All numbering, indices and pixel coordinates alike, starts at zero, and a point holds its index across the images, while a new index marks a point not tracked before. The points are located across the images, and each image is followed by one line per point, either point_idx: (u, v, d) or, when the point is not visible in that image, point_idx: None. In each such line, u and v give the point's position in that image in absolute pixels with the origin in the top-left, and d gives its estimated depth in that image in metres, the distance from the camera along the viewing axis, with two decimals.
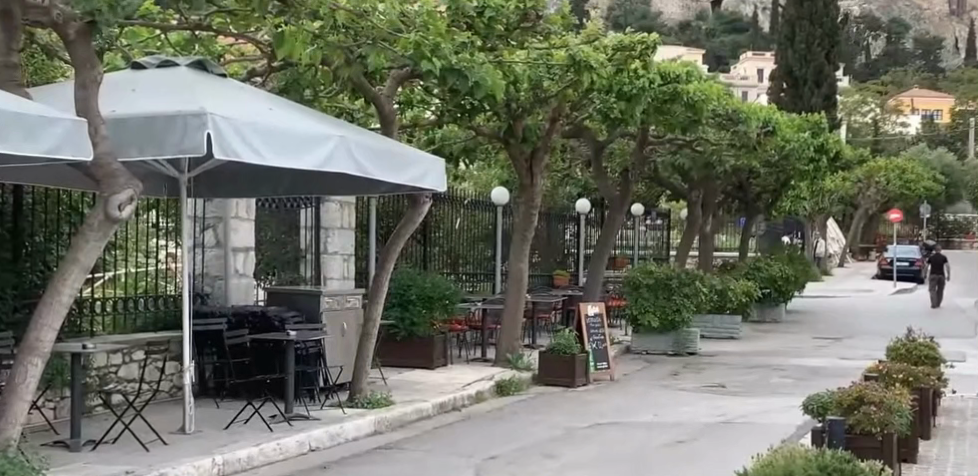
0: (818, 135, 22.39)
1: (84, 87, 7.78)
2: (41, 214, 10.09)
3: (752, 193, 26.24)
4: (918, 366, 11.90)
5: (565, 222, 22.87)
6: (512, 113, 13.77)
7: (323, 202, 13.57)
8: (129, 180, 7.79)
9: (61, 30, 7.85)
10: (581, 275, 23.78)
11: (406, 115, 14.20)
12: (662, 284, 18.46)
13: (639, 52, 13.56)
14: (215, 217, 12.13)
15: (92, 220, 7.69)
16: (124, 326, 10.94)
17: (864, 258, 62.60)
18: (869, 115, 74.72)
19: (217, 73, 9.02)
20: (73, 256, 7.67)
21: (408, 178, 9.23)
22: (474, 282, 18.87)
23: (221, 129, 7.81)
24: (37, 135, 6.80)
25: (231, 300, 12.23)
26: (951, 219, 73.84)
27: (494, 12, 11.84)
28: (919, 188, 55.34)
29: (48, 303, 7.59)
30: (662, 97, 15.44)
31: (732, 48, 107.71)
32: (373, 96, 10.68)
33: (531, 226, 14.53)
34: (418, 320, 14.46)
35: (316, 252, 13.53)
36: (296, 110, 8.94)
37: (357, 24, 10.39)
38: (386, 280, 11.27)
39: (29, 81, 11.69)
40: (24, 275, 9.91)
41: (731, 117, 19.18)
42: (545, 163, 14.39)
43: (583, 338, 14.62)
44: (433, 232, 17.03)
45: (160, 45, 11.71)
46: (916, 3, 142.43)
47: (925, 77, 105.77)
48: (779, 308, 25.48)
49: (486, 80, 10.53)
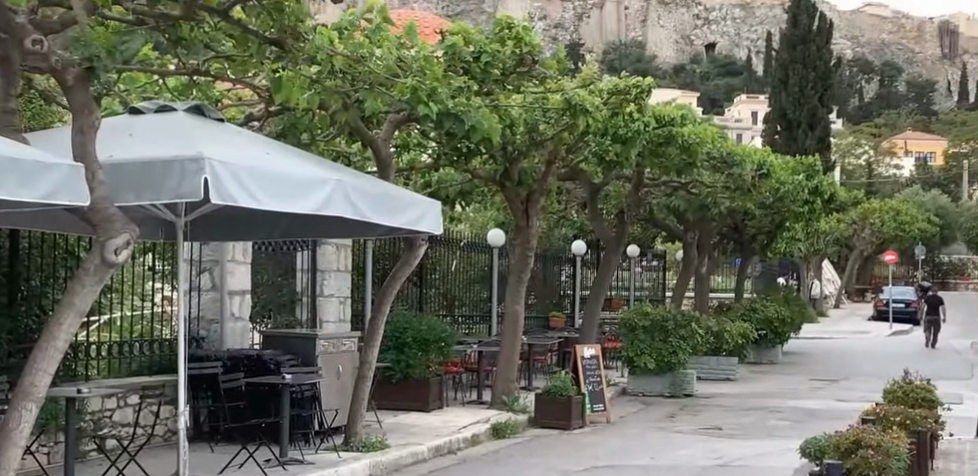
0: (813, 178, 22.46)
1: (81, 132, 7.59)
2: (37, 258, 10.15)
3: (747, 235, 26.26)
4: (916, 408, 11.90)
5: (561, 264, 22.91)
6: (509, 157, 13.81)
7: (320, 244, 13.57)
8: (126, 224, 7.50)
9: (59, 75, 7.69)
10: (577, 317, 23.78)
11: (403, 158, 14.27)
12: (659, 326, 18.49)
13: (634, 96, 13.62)
14: (212, 260, 12.13)
15: (87, 264, 7.39)
16: (119, 370, 10.96)
17: (860, 299, 62.65)
18: (862, 157, 75.27)
19: (215, 118, 9.04)
20: (69, 300, 7.35)
21: (405, 220, 9.15)
22: (470, 324, 18.87)
23: (219, 174, 7.66)
24: (32, 182, 6.66)
25: (227, 343, 12.26)
26: (946, 261, 73.99)
27: (491, 57, 11.88)
28: (912, 230, 55.65)
29: (43, 347, 7.28)
30: (658, 140, 15.51)
31: (726, 90, 108.53)
32: (370, 140, 10.70)
33: (528, 268, 14.47)
34: (414, 363, 14.43)
35: (312, 295, 13.50)
36: (293, 154, 8.87)
37: (354, 69, 10.41)
38: (382, 322, 11.14)
39: (27, 126, 11.93)
40: (19, 319, 9.93)
41: (726, 161, 19.23)
42: (541, 205, 14.45)
43: (580, 380, 14.60)
44: (429, 274, 17.05)
45: (159, 90, 11.84)
46: (909, 46, 143.60)
47: (918, 120, 106.43)
48: (775, 350, 25.59)
49: (483, 124, 10.79)
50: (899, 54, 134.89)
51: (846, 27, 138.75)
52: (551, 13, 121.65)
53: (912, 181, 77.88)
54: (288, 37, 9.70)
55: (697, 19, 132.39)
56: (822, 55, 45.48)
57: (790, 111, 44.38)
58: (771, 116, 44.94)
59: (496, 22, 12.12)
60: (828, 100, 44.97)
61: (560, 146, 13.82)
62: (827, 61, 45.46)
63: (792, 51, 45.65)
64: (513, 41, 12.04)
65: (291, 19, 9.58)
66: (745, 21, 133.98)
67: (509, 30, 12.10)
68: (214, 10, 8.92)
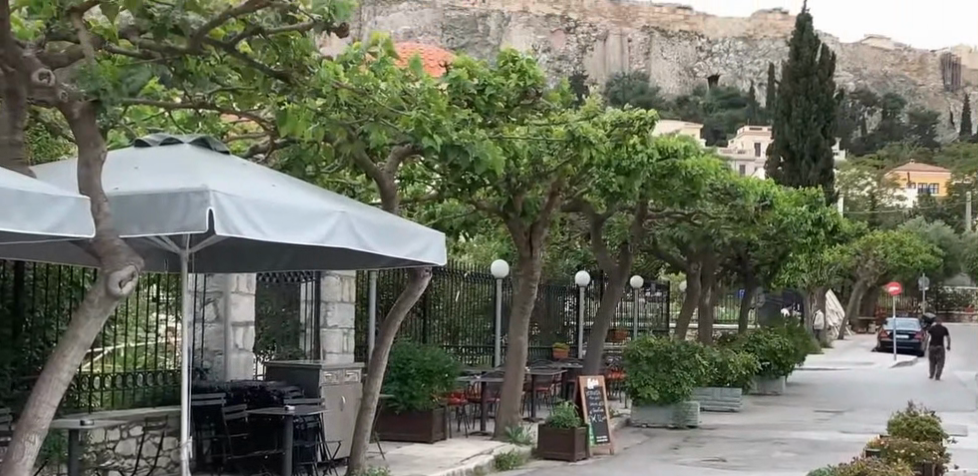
0: (816, 209, 22.46)
1: (87, 165, 7.53)
2: (41, 290, 10.19)
3: (751, 265, 26.24)
4: (920, 440, 11.89)
5: (565, 294, 22.93)
6: (513, 188, 13.89)
7: (323, 275, 13.62)
8: (130, 256, 7.42)
9: (66, 109, 7.78)
10: (581, 348, 23.78)
11: (407, 190, 14.34)
12: (662, 357, 18.45)
13: (638, 128, 13.68)
14: (216, 291, 12.15)
15: (92, 296, 7.29)
16: (122, 401, 10.98)
17: (864, 330, 62.56)
18: (866, 188, 75.38)
19: (220, 150, 9.08)
20: (73, 332, 7.24)
21: (409, 251, 9.14)
22: (473, 355, 18.88)
23: (225, 207, 7.66)
24: (38, 214, 6.65)
25: (230, 374, 12.29)
26: (950, 292, 73.89)
27: (495, 89, 11.97)
28: (917, 261, 55.62)
29: (47, 379, 7.15)
30: (661, 172, 15.60)
31: (729, 122, 108.77)
32: (373, 173, 10.77)
33: (531, 299, 14.52)
34: (417, 394, 14.43)
35: (316, 327, 13.58)
36: (298, 186, 8.88)
37: (359, 102, 10.44)
38: (386, 354, 10.96)
39: (33, 158, 12.09)
40: (23, 351, 9.97)
41: (729, 192, 19.28)
42: (545, 236, 14.44)
43: (583, 411, 14.58)
44: (432, 305, 17.06)
45: (165, 123, 12.01)
46: (912, 78, 143.95)
47: (921, 152, 106.66)
48: (780, 382, 25.36)
49: (486, 156, 10.68)
50: (902, 85, 135.19)
51: (850, 59, 139.17)
52: (555, 45, 122.22)
53: (916, 212, 77.91)
54: (294, 70, 9.77)
55: (700, 51, 132.89)
56: (825, 87, 45.64)
57: (793, 143, 44.51)
58: (774, 147, 45.05)
59: (500, 56, 12.13)
60: (831, 132, 45.10)
61: (564, 177, 13.87)
62: (829, 93, 45.64)
63: (795, 83, 45.83)
64: (517, 74, 12.04)
65: (296, 52, 9.66)
66: (748, 52, 134.47)
67: (513, 63, 12.10)
68: (221, 44, 8.97)
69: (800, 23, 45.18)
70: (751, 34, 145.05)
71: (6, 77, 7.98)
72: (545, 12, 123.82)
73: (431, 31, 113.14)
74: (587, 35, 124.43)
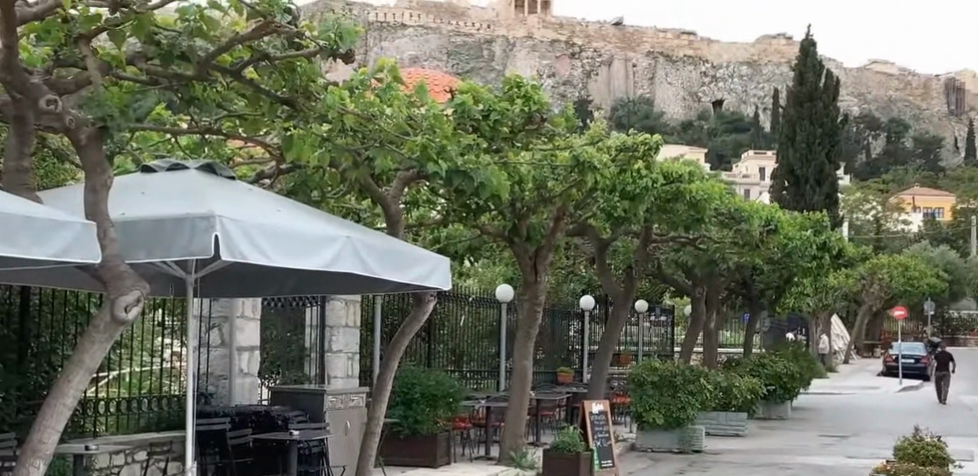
0: (820, 233, 22.44)
1: (95, 191, 7.56)
2: (47, 315, 10.27)
3: (755, 289, 26.23)
4: (927, 466, 11.85)
5: (570, 319, 22.93)
6: (518, 213, 13.89)
7: (329, 300, 13.78)
8: (136, 281, 7.44)
9: (73, 135, 7.79)
10: (585, 372, 23.78)
11: (412, 215, 14.38)
12: (667, 381, 18.40)
13: (643, 152, 13.64)
14: (221, 316, 12.15)
15: (98, 322, 7.29)
16: (127, 426, 10.98)
17: (870, 355, 62.39)
18: (871, 213, 75.36)
19: (226, 176, 9.10)
20: (79, 358, 7.24)
21: (415, 277, 9.12)
22: (478, 379, 18.86)
23: (230, 232, 7.65)
24: (44, 239, 6.66)
25: (235, 399, 12.31)
26: (955, 316, 73.68)
27: (500, 115, 11.95)
28: (922, 285, 55.55)
29: (52, 404, 7.13)
30: (665, 196, 15.64)
31: (733, 146, 108.86)
32: (379, 197, 10.74)
33: (536, 323, 14.52)
34: (422, 418, 14.40)
35: (320, 351, 13.64)
36: (304, 212, 8.88)
37: (365, 127, 10.53)
38: (391, 379, 10.71)
39: (40, 185, 12.28)
40: (28, 375, 9.98)
41: (733, 216, 19.20)
42: (549, 261, 14.54)
43: (588, 435, 14.54)
44: (437, 330, 17.07)
45: (171, 148, 12.10)
46: (916, 102, 144.06)
47: (925, 177, 106.70)
48: (784, 406, 25.52)
49: (491, 181, 10.86)
50: (907, 109, 135.31)
51: (854, 83, 139.39)
52: (560, 70, 122.56)
53: (921, 236, 77.84)
54: (300, 96, 9.80)
55: (704, 76, 133.24)
56: (829, 112, 45.78)
57: (797, 167, 44.62)
58: (778, 172, 45.15)
59: (505, 81, 12.19)
60: (835, 156, 45.18)
61: (569, 203, 13.89)
62: (834, 119, 45.74)
63: (799, 108, 45.94)
64: (522, 99, 12.11)
65: (303, 78, 9.70)
66: (752, 77, 134.73)
67: (518, 88, 12.18)
68: (228, 70, 9.08)
69: (804, 49, 45.36)
70: (755, 58, 145.41)
71: (14, 104, 8.02)
72: (550, 38, 124.30)
73: (436, 57, 113.56)
74: (592, 60, 124.81)
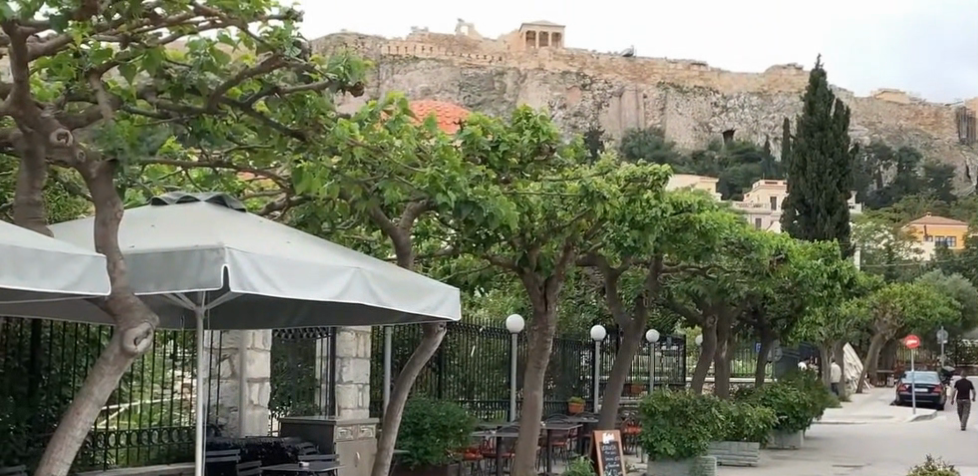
0: (832, 262, 22.28)
1: (104, 224, 7.62)
2: (58, 348, 10.39)
3: (767, 318, 26.14)
4: None
5: (580, 349, 23.02)
6: (527, 242, 13.83)
7: (339, 331, 13.86)
8: (146, 313, 7.47)
9: (83, 169, 7.90)
10: (597, 402, 23.77)
11: (424, 245, 14.45)
12: (678, 411, 18.50)
13: (651, 183, 13.83)
14: (231, 348, 12.25)
15: (107, 354, 7.34)
16: (137, 459, 11.04)
17: (884, 383, 62.15)
18: (882, 241, 76.09)
19: (236, 207, 9.14)
20: (87, 391, 7.27)
21: (425, 306, 9.09)
22: (489, 410, 18.89)
23: (238, 262, 7.65)
24: (54, 272, 6.69)
25: (245, 431, 12.37)
26: (967, 345, 73.54)
27: (508, 146, 11.98)
28: (934, 314, 55.48)
29: (60, 436, 7.14)
30: (674, 226, 15.65)
31: (744, 176, 109.00)
32: (388, 228, 10.81)
33: (546, 353, 14.34)
34: (432, 449, 14.44)
35: (331, 382, 13.75)
36: (313, 243, 8.89)
37: (374, 158, 10.65)
38: (400, 408, 10.61)
39: (52, 219, 12.30)
40: (38, 408, 10.04)
41: (743, 246, 19.09)
42: (559, 291, 14.36)
43: (599, 465, 14.62)
44: (448, 360, 17.11)
45: (182, 181, 12.24)
46: (927, 130, 144.23)
47: (936, 208, 106.88)
48: (797, 435, 25.24)
49: (500, 212, 10.78)
50: (918, 138, 135.54)
51: (865, 113, 139.47)
52: (571, 101, 123.07)
53: (933, 264, 77.97)
54: (310, 129, 9.85)
55: (716, 106, 133.67)
56: (840, 141, 45.81)
57: (808, 197, 44.86)
58: (788, 202, 45.33)
59: (514, 112, 12.18)
60: (846, 186, 45.26)
61: (578, 232, 13.92)
62: (844, 147, 45.80)
63: (810, 137, 45.99)
64: (531, 130, 12.08)
65: (312, 110, 9.62)
66: (764, 107, 135.24)
67: (527, 119, 12.15)
68: (237, 103, 9.12)
69: (814, 79, 45.52)
70: (766, 88, 145.93)
71: (25, 138, 8.12)
72: (561, 69, 125.15)
73: (446, 89, 114.80)
74: (603, 91, 125.68)
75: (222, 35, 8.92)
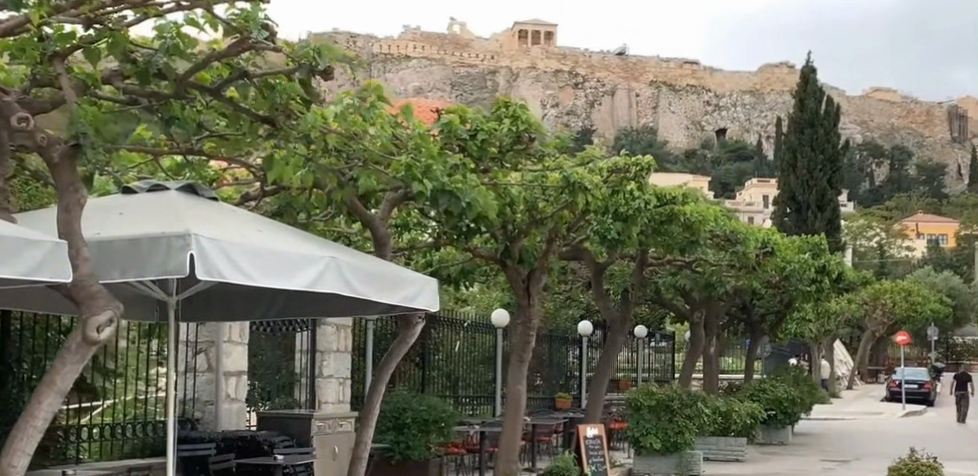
0: (819, 256, 22.19)
1: (67, 209, 7.43)
2: (29, 340, 10.24)
3: (756, 313, 25.97)
4: None
5: (567, 345, 22.90)
6: (509, 234, 13.62)
7: (319, 325, 13.73)
8: (109, 301, 7.24)
9: (45, 153, 7.70)
10: (584, 398, 23.68)
11: (405, 238, 14.35)
12: (664, 405, 18.32)
13: (634, 174, 13.79)
14: (207, 341, 12.07)
15: (69, 343, 7.13)
16: (111, 452, 10.92)
17: (874, 380, 61.78)
18: (874, 239, 76.15)
19: (208, 196, 8.97)
20: (49, 380, 7.05)
21: (403, 297, 8.93)
22: (474, 405, 18.78)
23: (205, 249, 7.47)
24: (14, 259, 6.53)
25: (221, 425, 12.24)
26: (959, 343, 73.60)
27: (487, 135, 11.84)
28: (925, 310, 55.44)
29: (22, 426, 6.95)
30: (658, 219, 15.49)
31: (736, 174, 108.91)
32: (366, 219, 10.59)
33: (530, 347, 14.14)
34: (413, 443, 14.28)
35: (311, 376, 13.62)
36: (288, 233, 8.72)
37: (348, 146, 10.49)
38: (379, 399, 10.43)
39: (22, 208, 12.16)
40: (9, 401, 9.93)
41: (729, 238, 18.94)
42: (542, 284, 14.14)
43: (582, 459, 14.47)
44: (433, 355, 16.95)
45: (154, 171, 12.08)
46: (919, 129, 144.27)
47: (928, 206, 106.81)
48: (785, 431, 25.05)
49: (478, 201, 10.61)
50: (909, 136, 135.77)
51: (857, 111, 139.48)
52: (563, 100, 122.93)
53: (925, 261, 77.98)
54: (281, 114, 9.68)
55: (708, 105, 133.63)
56: (830, 138, 45.62)
57: (798, 194, 44.85)
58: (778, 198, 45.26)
59: (493, 101, 12.02)
60: (837, 182, 45.14)
61: (562, 224, 13.68)
62: (835, 144, 45.64)
63: (801, 134, 45.70)
64: (509, 119, 11.92)
65: (284, 96, 9.52)
66: (756, 105, 135.28)
67: (506, 108, 12.00)
68: (205, 88, 8.92)
69: (805, 75, 45.42)
70: (758, 86, 146.10)
71: None
72: (554, 67, 125.02)
73: (439, 88, 114.59)
74: (595, 90, 125.76)
75: (188, 17, 8.75)
